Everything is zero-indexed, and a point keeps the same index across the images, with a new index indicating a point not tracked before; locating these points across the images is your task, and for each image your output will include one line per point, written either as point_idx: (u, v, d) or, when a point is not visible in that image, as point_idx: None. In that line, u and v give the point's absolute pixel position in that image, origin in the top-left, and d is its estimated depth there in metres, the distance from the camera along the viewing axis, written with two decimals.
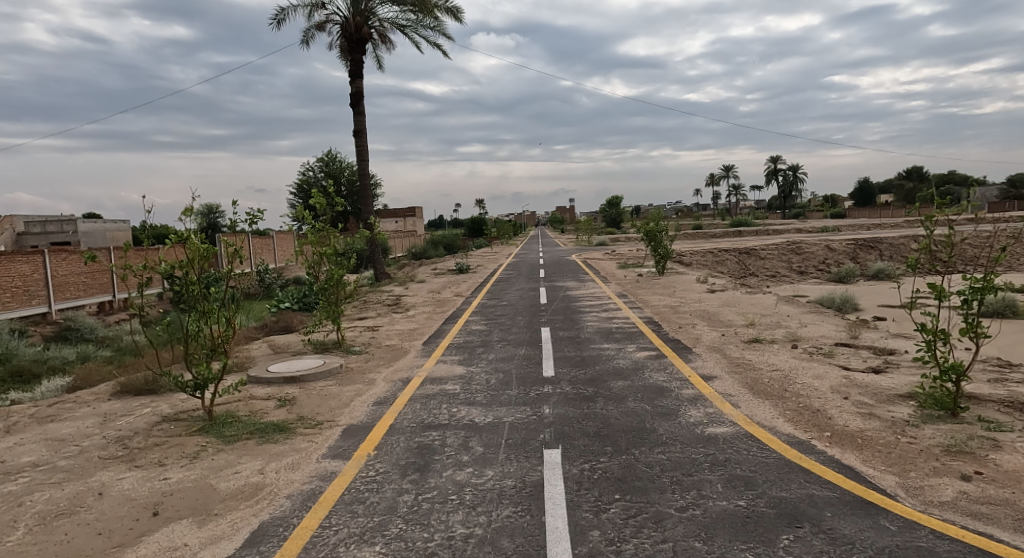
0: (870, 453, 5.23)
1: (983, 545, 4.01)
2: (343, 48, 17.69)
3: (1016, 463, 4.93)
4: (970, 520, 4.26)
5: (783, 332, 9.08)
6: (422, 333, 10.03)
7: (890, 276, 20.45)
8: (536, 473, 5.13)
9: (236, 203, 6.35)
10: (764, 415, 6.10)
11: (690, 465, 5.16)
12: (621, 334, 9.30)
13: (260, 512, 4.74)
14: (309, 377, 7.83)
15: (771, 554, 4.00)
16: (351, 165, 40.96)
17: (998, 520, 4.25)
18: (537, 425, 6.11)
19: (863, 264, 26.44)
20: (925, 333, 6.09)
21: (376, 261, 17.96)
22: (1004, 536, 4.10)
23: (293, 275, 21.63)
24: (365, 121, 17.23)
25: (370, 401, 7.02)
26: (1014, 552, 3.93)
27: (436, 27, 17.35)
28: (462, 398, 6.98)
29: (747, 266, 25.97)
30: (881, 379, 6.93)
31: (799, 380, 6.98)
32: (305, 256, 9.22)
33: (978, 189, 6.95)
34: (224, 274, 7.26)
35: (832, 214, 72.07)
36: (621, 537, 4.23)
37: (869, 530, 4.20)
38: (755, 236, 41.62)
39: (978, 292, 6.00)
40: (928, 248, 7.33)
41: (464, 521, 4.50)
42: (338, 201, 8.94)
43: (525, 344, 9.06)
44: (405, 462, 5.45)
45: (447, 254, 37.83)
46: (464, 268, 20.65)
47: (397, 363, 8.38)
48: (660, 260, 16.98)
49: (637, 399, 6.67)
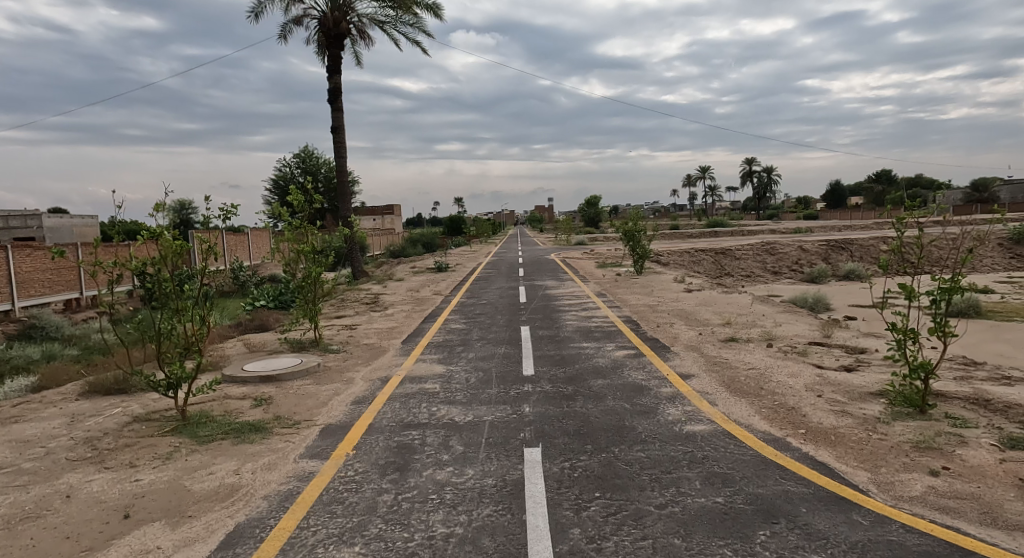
0: (843, 449, 5.37)
1: (951, 539, 4.13)
2: (321, 44, 17.44)
3: (981, 459, 5.10)
4: (939, 515, 4.39)
5: (758, 331, 9.24)
6: (401, 332, 9.95)
7: (861, 277, 21.03)
8: (517, 471, 5.15)
9: (210, 199, 6.25)
10: (741, 413, 6.20)
11: (668, 462, 5.24)
12: (600, 332, 9.38)
13: (236, 513, 4.67)
14: (285, 376, 7.73)
15: (749, 549, 4.08)
16: (329, 162, 40.45)
17: (965, 514, 4.38)
18: (517, 424, 6.13)
19: (835, 264, 27.06)
20: (896, 332, 6.25)
21: (354, 258, 17.78)
22: (971, 529, 4.23)
23: (268, 273, 21.28)
24: (342, 118, 16.99)
25: (348, 400, 6.96)
26: (980, 545, 4.06)
27: (416, 24, 17.17)
28: (441, 397, 6.96)
29: (723, 266, 26.24)
30: (853, 377, 7.10)
31: (774, 378, 7.12)
32: (282, 254, 9.07)
33: (944, 192, 7.21)
34: (198, 271, 7.13)
35: (804, 215, 73.92)
36: (601, 535, 4.27)
37: (843, 525, 4.30)
38: (729, 236, 42.31)
39: (946, 292, 6.19)
40: (898, 249, 7.54)
41: (444, 520, 4.49)
42: (316, 197, 8.83)
43: (505, 343, 9.07)
44: (384, 462, 5.42)
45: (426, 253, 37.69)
46: (443, 266, 20.55)
47: (376, 362, 8.32)
48: (639, 259, 17.11)
49: (617, 397, 6.73)
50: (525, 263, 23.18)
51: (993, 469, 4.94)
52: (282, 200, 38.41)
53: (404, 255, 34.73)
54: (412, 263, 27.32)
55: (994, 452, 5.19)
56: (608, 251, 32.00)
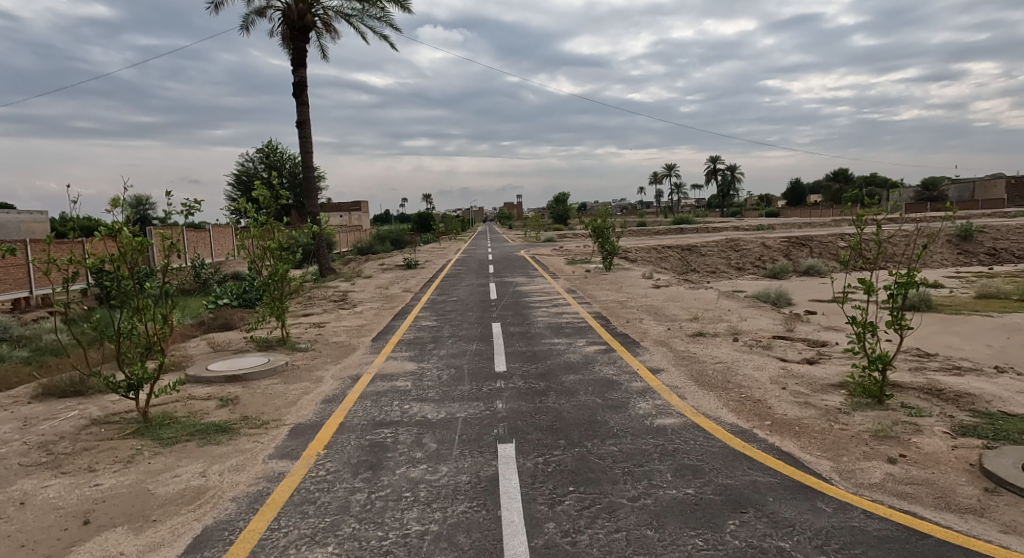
0: (806, 439, 5.54)
1: (907, 523, 4.31)
2: (285, 36, 17.08)
3: (935, 446, 5.33)
4: (896, 500, 4.58)
5: (725, 325, 9.45)
6: (370, 329, 9.85)
7: (821, 273, 21.70)
8: (491, 467, 5.17)
9: (171, 194, 6.06)
10: (709, 406, 6.35)
11: (640, 455, 5.33)
12: (571, 328, 9.46)
13: (203, 516, 4.57)
14: (252, 375, 7.58)
15: (719, 538, 4.19)
16: (294, 157, 39.63)
17: (921, 499, 4.58)
18: (491, 420, 6.15)
19: (797, 260, 27.78)
20: (856, 325, 6.47)
21: (321, 254, 17.50)
22: (926, 513, 4.42)
23: (230, 270, 20.77)
24: (308, 112, 16.69)
25: (318, 399, 6.88)
26: (933, 528, 4.24)
27: (383, 17, 16.97)
28: (413, 394, 6.93)
29: (690, 263, 26.65)
30: (815, 370, 7.34)
31: (741, 371, 7.30)
32: (247, 250, 8.90)
33: (900, 190, 7.48)
34: (160, 269, 6.91)
35: (764, 213, 75.62)
36: (575, 529, 4.32)
37: (807, 513, 4.45)
38: (693, 233, 43.03)
39: (903, 286, 6.43)
40: (858, 246, 7.79)
41: (419, 518, 4.49)
42: (282, 193, 8.67)
43: (477, 339, 9.07)
44: (357, 461, 5.38)
45: (394, 249, 37.32)
46: (412, 263, 20.38)
47: (346, 361, 8.22)
48: (608, 256, 17.27)
49: (589, 392, 6.81)
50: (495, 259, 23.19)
51: (945, 455, 5.17)
52: (245, 196, 37.52)
53: (372, 252, 34.35)
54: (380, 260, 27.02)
55: (946, 440, 5.43)
56: (580, 247, 32.20)
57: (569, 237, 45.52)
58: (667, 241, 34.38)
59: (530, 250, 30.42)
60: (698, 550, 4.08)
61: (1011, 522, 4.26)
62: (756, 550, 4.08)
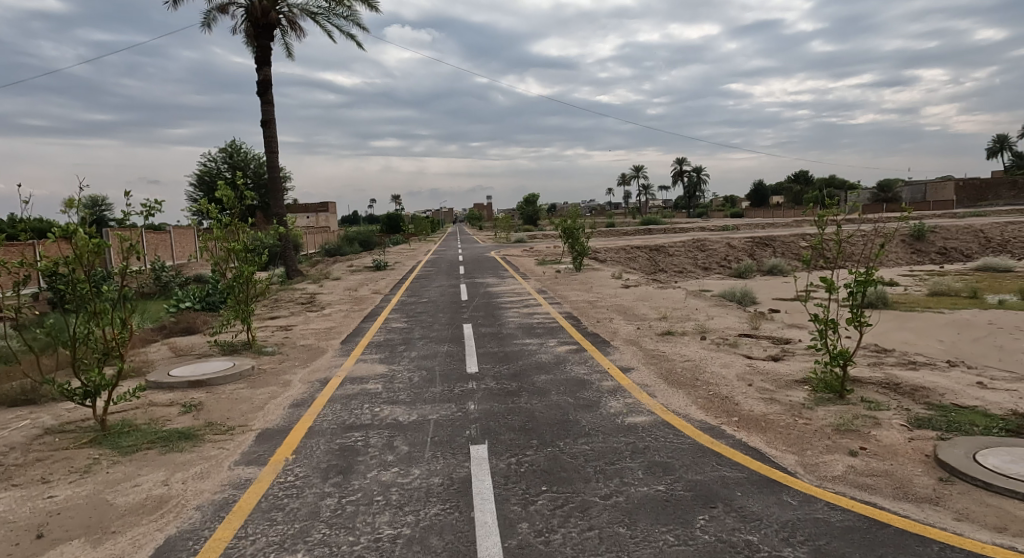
0: (773, 434, 5.65)
1: (868, 513, 4.42)
2: (249, 33, 16.74)
3: (893, 438, 5.49)
4: (858, 491, 4.70)
5: (693, 324, 9.59)
6: (339, 332, 9.70)
7: (784, 273, 22.23)
8: (463, 469, 5.13)
9: (129, 194, 5.86)
10: (679, 404, 6.43)
11: (612, 454, 5.36)
12: (542, 328, 9.48)
13: (165, 526, 4.43)
14: (216, 380, 7.39)
15: (689, 534, 4.23)
16: (259, 157, 38.81)
17: (881, 490, 4.71)
18: (462, 421, 6.11)
19: (761, 260, 28.37)
20: (818, 322, 6.63)
21: (287, 256, 17.19)
22: (886, 503, 4.55)
23: (192, 272, 20.24)
24: (273, 111, 16.38)
25: (285, 404, 6.73)
26: (894, 517, 4.36)
27: (350, 16, 16.76)
28: (384, 397, 6.84)
29: (657, 263, 26.97)
30: (780, 366, 7.50)
31: (709, 369, 7.42)
32: (211, 253, 8.69)
33: (858, 191, 7.68)
34: (119, 272, 6.67)
35: (729, 214, 77.11)
36: (549, 528, 4.32)
37: (774, 506, 4.54)
38: (660, 234, 43.61)
39: (862, 284, 6.62)
40: (819, 245, 7.99)
41: (391, 521, 4.42)
42: (247, 193, 8.49)
43: (447, 341, 9.01)
44: (326, 465, 5.28)
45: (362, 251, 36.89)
46: (381, 264, 20.16)
47: (314, 364, 8.08)
48: (578, 257, 17.36)
49: (560, 392, 6.83)
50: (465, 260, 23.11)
51: (903, 447, 5.33)
52: (208, 197, 36.60)
53: (340, 253, 33.89)
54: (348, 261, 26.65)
55: (904, 432, 5.61)
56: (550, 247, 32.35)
57: (539, 238, 45.61)
58: (635, 242, 34.74)
59: (499, 251, 30.42)
60: (670, 546, 4.12)
61: (963, 510, 4.40)
62: (726, 544, 4.13)
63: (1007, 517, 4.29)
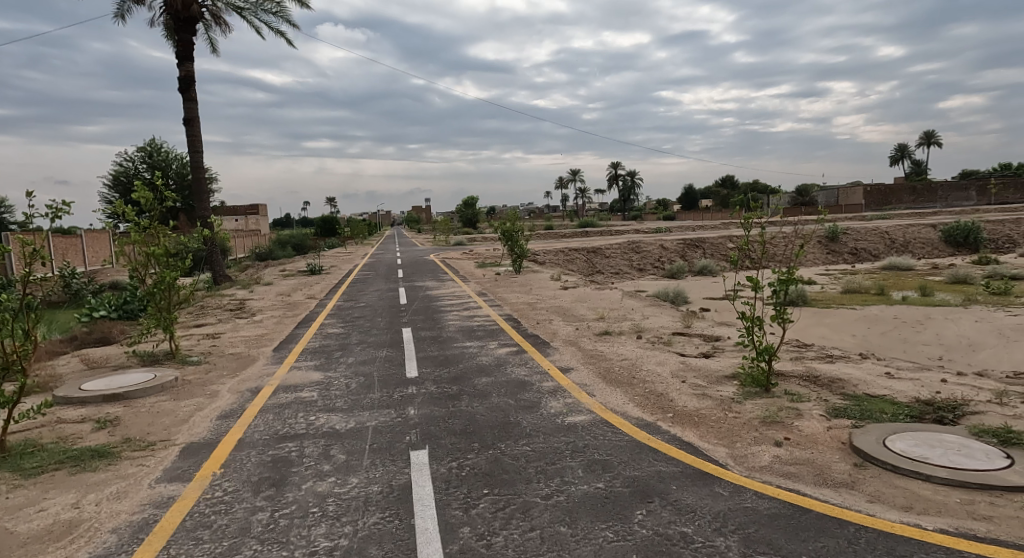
0: (705, 428, 5.85)
1: (792, 499, 4.64)
2: (168, 26, 15.96)
3: (813, 428, 5.79)
4: (783, 479, 4.92)
5: (630, 324, 9.81)
6: (271, 339, 9.36)
7: (713, 273, 23.09)
8: (403, 476, 5.05)
9: (33, 195, 5.43)
10: (617, 402, 6.55)
11: (552, 454, 5.40)
12: (483, 331, 9.46)
13: (76, 553, 4.14)
14: (134, 394, 6.97)
15: (628, 529, 4.32)
16: (181, 157, 36.93)
17: (803, 477, 4.95)
18: (402, 427, 6.01)
19: (692, 261, 29.39)
20: (745, 320, 6.91)
21: (214, 261, 16.47)
22: (808, 489, 4.78)
23: (107, 279, 19.07)
24: (195, 108, 15.65)
25: (213, 416, 6.43)
26: (816, 502, 4.59)
27: (277, 12, 16.23)
28: (320, 405, 6.64)
29: (594, 265, 27.44)
30: (711, 362, 7.78)
31: (645, 367, 7.61)
32: (128, 258, 8.17)
33: (780, 195, 8.04)
34: (21, 279, 6.16)
35: (661, 217, 79.62)
36: (491, 531, 4.31)
37: (707, 498, 4.69)
38: (594, 236, 44.45)
39: (784, 283, 6.95)
40: (745, 247, 8.32)
41: (328, 533, 4.30)
42: (167, 195, 8.04)
43: (386, 345, 8.86)
44: (258, 478, 5.08)
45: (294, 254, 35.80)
46: (315, 269, 19.60)
47: (243, 373, 7.75)
48: (517, 259, 17.43)
49: (501, 394, 6.83)
50: (402, 264, 22.82)
51: (823, 435, 5.63)
52: (125, 199, 34.52)
53: (272, 257, 32.77)
54: (280, 265, 25.79)
55: (823, 421, 5.92)
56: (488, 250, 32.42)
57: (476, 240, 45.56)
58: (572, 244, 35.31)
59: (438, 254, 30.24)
60: (609, 542, 4.19)
61: (875, 492, 4.67)
62: (662, 537, 4.23)
63: (913, 496, 4.58)
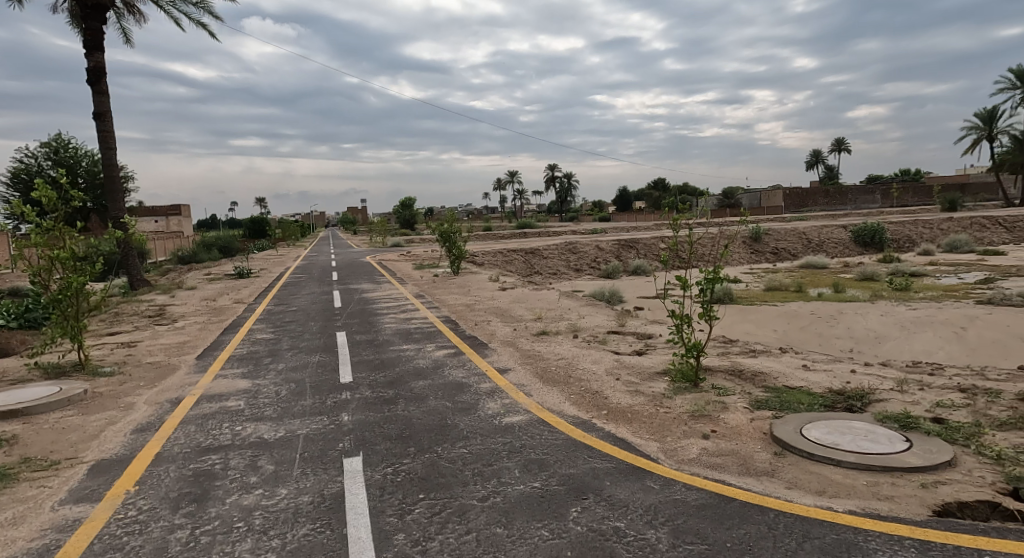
0: (638, 424, 5.99)
1: (718, 489, 4.80)
2: (76, 14, 15.16)
3: (738, 420, 6.01)
4: (710, 470, 5.09)
5: (566, 324, 9.94)
6: (194, 346, 9.01)
7: (647, 272, 23.66)
8: (336, 484, 4.96)
9: None
10: (553, 401, 6.62)
11: (489, 455, 5.42)
12: (420, 333, 9.39)
13: None
14: (37, 410, 6.56)
15: (563, 526, 4.37)
16: (91, 155, 35.05)
17: (728, 467, 5.13)
18: (335, 434, 5.90)
19: (626, 261, 30.05)
20: (674, 317, 7.12)
21: (132, 266, 15.69)
22: (733, 478, 4.96)
23: (12, 286, 17.87)
24: (108, 103, 14.90)
25: (127, 430, 6.13)
26: (740, 491, 4.76)
27: (196, 3, 15.67)
28: (247, 414, 6.44)
29: (532, 265, 27.66)
30: (644, 360, 7.96)
31: (580, 366, 7.72)
32: (28, 263, 7.69)
33: (707, 197, 8.32)
34: None
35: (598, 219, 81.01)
36: (426, 536, 4.28)
37: (639, 492, 4.80)
38: (532, 237, 44.82)
39: (711, 281, 7.19)
40: (675, 246, 8.56)
41: (254, 548, 4.18)
42: (72, 194, 7.64)
43: (319, 350, 8.67)
44: (178, 494, 4.88)
45: (224, 257, 34.59)
46: (245, 273, 18.97)
47: (164, 383, 7.43)
48: (455, 261, 17.38)
49: (438, 397, 6.79)
50: (338, 266, 22.39)
51: (748, 427, 5.85)
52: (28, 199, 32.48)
53: (199, 260, 31.53)
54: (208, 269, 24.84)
55: (747, 413, 6.16)
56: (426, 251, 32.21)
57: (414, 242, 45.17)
58: (511, 245, 35.50)
59: (375, 255, 29.83)
60: (544, 541, 4.23)
61: (794, 479, 4.89)
62: (596, 533, 4.30)
63: (827, 481, 4.82)
